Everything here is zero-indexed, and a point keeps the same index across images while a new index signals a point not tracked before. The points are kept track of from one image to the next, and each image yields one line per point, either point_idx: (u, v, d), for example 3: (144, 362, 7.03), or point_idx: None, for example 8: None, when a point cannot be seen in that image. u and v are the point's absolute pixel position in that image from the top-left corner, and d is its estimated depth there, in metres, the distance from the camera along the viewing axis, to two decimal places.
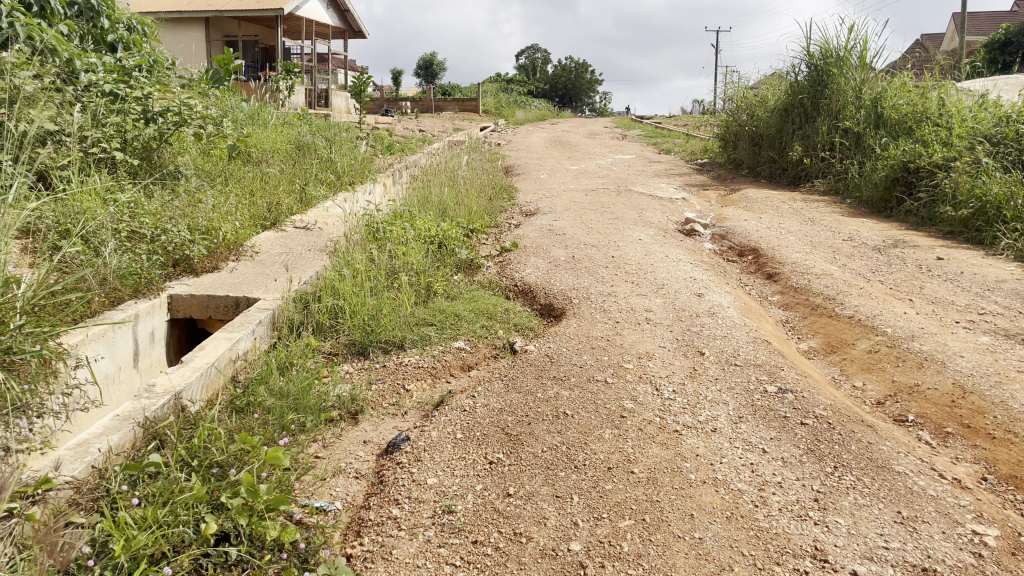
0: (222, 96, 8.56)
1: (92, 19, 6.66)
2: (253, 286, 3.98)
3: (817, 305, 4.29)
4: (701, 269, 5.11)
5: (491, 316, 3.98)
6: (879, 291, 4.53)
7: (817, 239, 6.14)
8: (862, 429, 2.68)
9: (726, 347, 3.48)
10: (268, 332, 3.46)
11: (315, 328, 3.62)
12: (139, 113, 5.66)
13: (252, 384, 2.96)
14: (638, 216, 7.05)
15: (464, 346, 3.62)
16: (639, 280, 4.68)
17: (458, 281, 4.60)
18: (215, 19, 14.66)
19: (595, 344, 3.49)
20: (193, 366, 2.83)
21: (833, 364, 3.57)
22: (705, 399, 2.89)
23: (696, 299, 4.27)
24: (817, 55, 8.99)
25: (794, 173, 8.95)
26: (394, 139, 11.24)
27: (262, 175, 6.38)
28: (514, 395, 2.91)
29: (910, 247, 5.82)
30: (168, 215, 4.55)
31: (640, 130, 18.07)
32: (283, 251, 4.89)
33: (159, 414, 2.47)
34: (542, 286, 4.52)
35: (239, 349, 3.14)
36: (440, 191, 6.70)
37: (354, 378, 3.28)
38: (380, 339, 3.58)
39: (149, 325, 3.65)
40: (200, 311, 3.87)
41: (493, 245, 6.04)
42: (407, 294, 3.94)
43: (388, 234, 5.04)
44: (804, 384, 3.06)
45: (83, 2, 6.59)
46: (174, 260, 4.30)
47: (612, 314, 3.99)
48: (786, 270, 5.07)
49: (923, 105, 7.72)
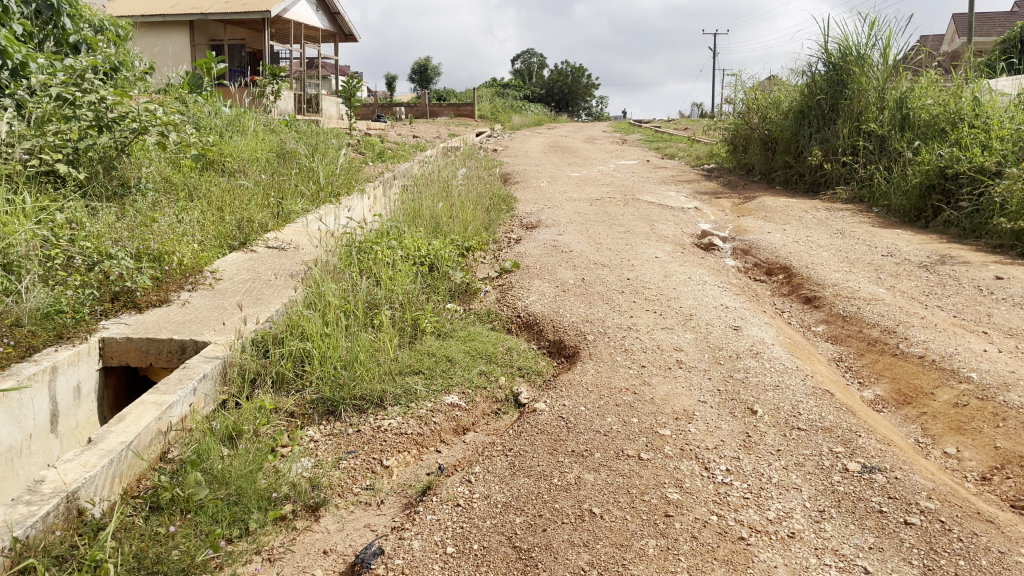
0: (197, 102, 7.92)
1: (50, 19, 6.03)
2: (204, 326, 3.28)
3: (874, 341, 3.63)
4: (730, 293, 4.47)
5: (490, 359, 3.34)
6: (945, 321, 3.88)
7: (851, 254, 5.48)
8: (988, 528, 2.02)
9: (781, 403, 2.82)
10: (217, 389, 2.79)
11: (275, 381, 2.95)
12: (92, 119, 5.01)
13: (183, 468, 2.30)
14: (650, 228, 6.41)
15: (458, 402, 2.95)
16: (662, 309, 4.01)
17: (452, 312, 3.94)
18: (200, 23, 14.02)
19: (619, 399, 2.83)
20: (102, 448, 2.16)
21: (910, 422, 2.92)
22: (770, 483, 2.23)
23: (733, 335, 3.60)
24: (836, 52, 8.33)
25: (813, 180, 8.31)
26: (386, 146, 10.62)
27: (233, 188, 5.74)
28: (523, 480, 2.24)
29: (959, 264, 5.16)
30: (114, 239, 3.93)
31: (641, 134, 17.47)
32: (248, 277, 4.21)
33: (37, 530, 1.82)
34: (549, 318, 3.87)
35: (170, 419, 2.47)
36: (432, 204, 6.06)
37: (321, 450, 2.60)
38: (354, 395, 2.91)
39: (73, 378, 2.99)
40: (138, 359, 3.19)
41: (492, 264, 5.39)
42: (390, 334, 3.27)
43: (372, 256, 4.40)
44: (893, 458, 2.40)
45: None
46: (114, 293, 3.56)
47: (635, 355, 3.32)
48: (828, 294, 4.41)
49: (956, 104, 7.06)
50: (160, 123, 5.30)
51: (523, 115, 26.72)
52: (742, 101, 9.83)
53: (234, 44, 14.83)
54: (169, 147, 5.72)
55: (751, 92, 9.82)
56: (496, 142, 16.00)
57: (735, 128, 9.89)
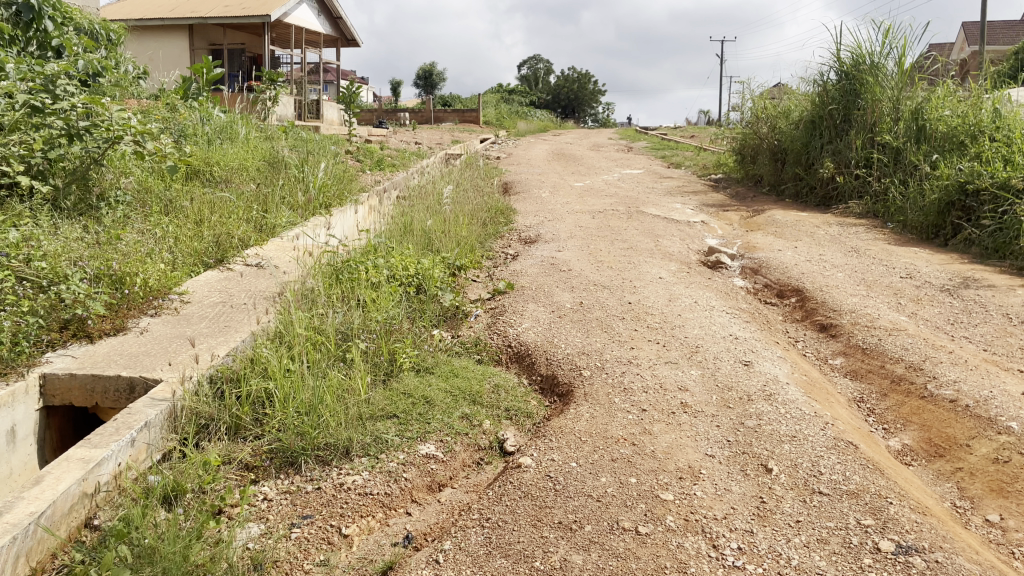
0: (187, 109, 7.63)
1: (30, 21, 5.67)
2: (156, 360, 2.96)
3: (899, 379, 3.30)
4: (739, 321, 4.14)
5: (475, 399, 3.02)
6: (976, 356, 3.53)
7: (868, 276, 5.14)
8: None
9: (800, 459, 2.48)
10: (162, 437, 2.48)
11: (230, 428, 2.63)
12: (62, 129, 4.64)
13: (106, 541, 2.00)
14: (655, 244, 6.08)
15: (435, 452, 2.62)
16: (666, 339, 3.68)
17: (437, 343, 3.62)
18: (199, 27, 13.76)
19: (616, 452, 2.50)
20: (3, 522, 1.87)
21: (944, 481, 2.59)
22: (788, 567, 1.91)
23: (743, 372, 3.27)
24: (849, 61, 7.99)
25: (824, 192, 7.97)
26: (385, 153, 10.33)
27: (213, 200, 5.43)
28: (499, 563, 1.93)
29: (985, 288, 4.81)
30: (71, 260, 3.63)
31: (647, 141, 17.13)
32: (219, 299, 3.89)
33: None
34: (543, 349, 3.55)
35: (99, 478, 2.17)
36: (424, 219, 5.75)
37: (273, 514, 2.29)
38: (317, 444, 2.58)
39: (6, 421, 2.70)
40: (83, 398, 2.88)
41: (485, 284, 5.07)
42: (362, 371, 2.94)
43: (354, 276, 4.09)
44: (932, 534, 2.07)
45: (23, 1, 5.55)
46: (64, 322, 3.24)
47: (635, 396, 2.99)
48: (845, 322, 4.07)
49: (975, 116, 6.71)
50: (136, 132, 4.91)
51: (529, 121, 26.42)
52: (751, 110, 9.49)
53: (234, 48, 14.56)
54: (148, 157, 5.41)
55: (759, 101, 9.47)
56: (500, 148, 15.69)
57: (743, 138, 9.55)
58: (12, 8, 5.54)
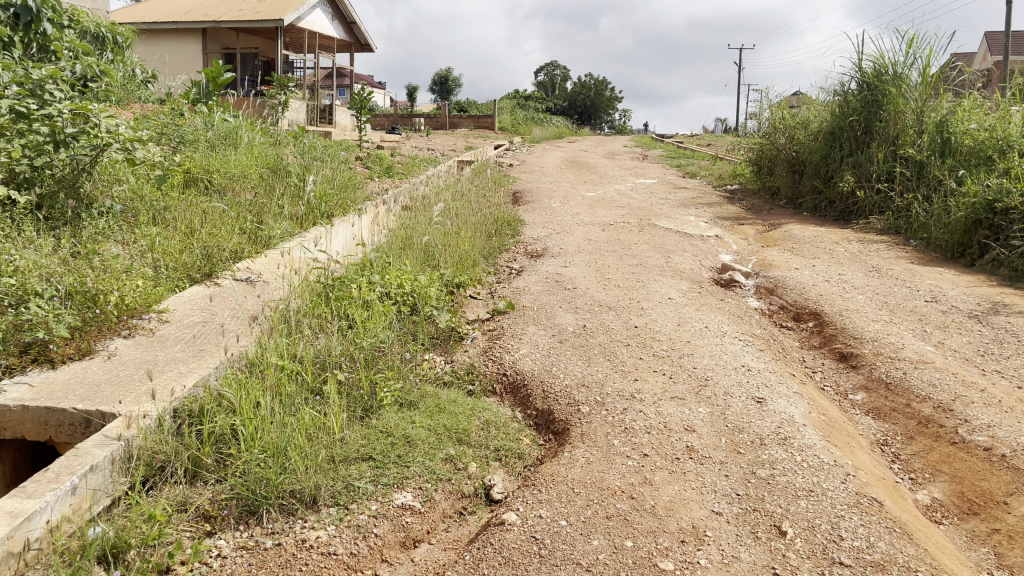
0: (189, 114, 7.43)
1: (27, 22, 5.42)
2: (116, 392, 2.72)
3: (927, 421, 3.02)
4: (753, 349, 3.87)
5: (461, 439, 2.77)
6: (1010, 394, 3.24)
7: (890, 299, 4.84)
8: None
9: (817, 520, 2.22)
10: (111, 482, 2.24)
11: (188, 470, 2.39)
12: (47, 136, 4.43)
13: None
14: (666, 261, 5.81)
15: (411, 503, 2.39)
16: (672, 371, 3.41)
17: (425, 371, 3.37)
18: (211, 31, 13.66)
19: (613, 508, 2.24)
20: None
21: (979, 545, 2.31)
22: None
23: (756, 411, 2.99)
24: (871, 71, 7.68)
25: (844, 207, 7.68)
26: (394, 160, 10.11)
27: (207, 209, 5.20)
28: None
29: (1016, 314, 4.51)
30: (42, 276, 3.41)
31: (662, 149, 16.83)
32: (199, 317, 3.65)
33: None
34: (539, 380, 3.30)
35: (29, 535, 1.93)
36: (424, 232, 5.51)
37: None
38: (281, 491, 2.34)
39: None
40: (36, 431, 2.66)
41: (484, 302, 4.83)
42: (337, 407, 2.70)
43: (343, 296, 3.85)
44: None
45: (20, 4, 5.18)
46: (25, 345, 3.02)
47: (637, 438, 2.73)
48: (866, 352, 3.79)
49: (1004, 130, 6.39)
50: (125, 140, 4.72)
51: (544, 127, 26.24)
52: (768, 119, 9.19)
53: (247, 53, 14.42)
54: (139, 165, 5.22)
55: (777, 110, 9.17)
56: (513, 155, 15.47)
57: (760, 148, 9.25)
58: (9, 11, 5.19)
